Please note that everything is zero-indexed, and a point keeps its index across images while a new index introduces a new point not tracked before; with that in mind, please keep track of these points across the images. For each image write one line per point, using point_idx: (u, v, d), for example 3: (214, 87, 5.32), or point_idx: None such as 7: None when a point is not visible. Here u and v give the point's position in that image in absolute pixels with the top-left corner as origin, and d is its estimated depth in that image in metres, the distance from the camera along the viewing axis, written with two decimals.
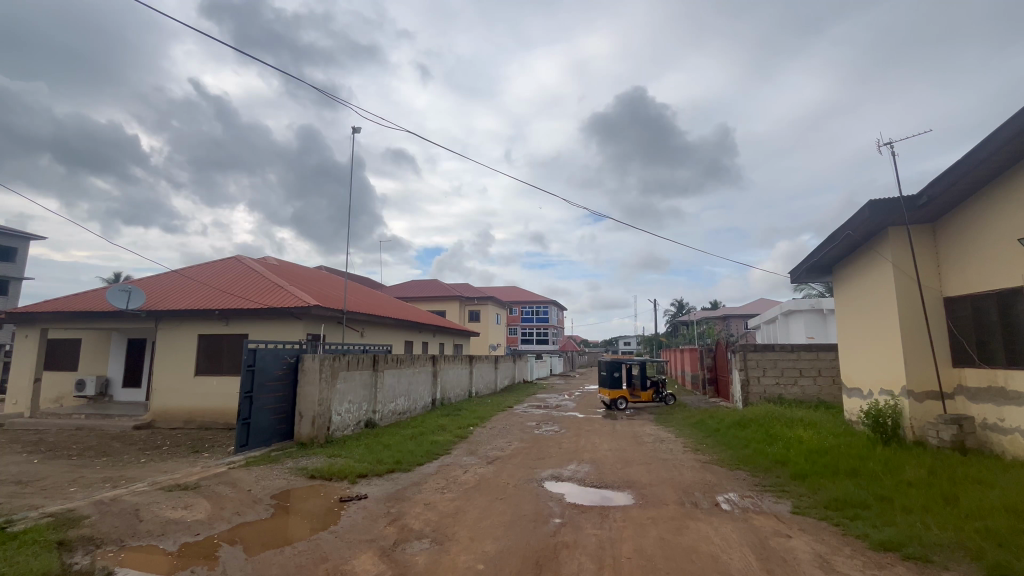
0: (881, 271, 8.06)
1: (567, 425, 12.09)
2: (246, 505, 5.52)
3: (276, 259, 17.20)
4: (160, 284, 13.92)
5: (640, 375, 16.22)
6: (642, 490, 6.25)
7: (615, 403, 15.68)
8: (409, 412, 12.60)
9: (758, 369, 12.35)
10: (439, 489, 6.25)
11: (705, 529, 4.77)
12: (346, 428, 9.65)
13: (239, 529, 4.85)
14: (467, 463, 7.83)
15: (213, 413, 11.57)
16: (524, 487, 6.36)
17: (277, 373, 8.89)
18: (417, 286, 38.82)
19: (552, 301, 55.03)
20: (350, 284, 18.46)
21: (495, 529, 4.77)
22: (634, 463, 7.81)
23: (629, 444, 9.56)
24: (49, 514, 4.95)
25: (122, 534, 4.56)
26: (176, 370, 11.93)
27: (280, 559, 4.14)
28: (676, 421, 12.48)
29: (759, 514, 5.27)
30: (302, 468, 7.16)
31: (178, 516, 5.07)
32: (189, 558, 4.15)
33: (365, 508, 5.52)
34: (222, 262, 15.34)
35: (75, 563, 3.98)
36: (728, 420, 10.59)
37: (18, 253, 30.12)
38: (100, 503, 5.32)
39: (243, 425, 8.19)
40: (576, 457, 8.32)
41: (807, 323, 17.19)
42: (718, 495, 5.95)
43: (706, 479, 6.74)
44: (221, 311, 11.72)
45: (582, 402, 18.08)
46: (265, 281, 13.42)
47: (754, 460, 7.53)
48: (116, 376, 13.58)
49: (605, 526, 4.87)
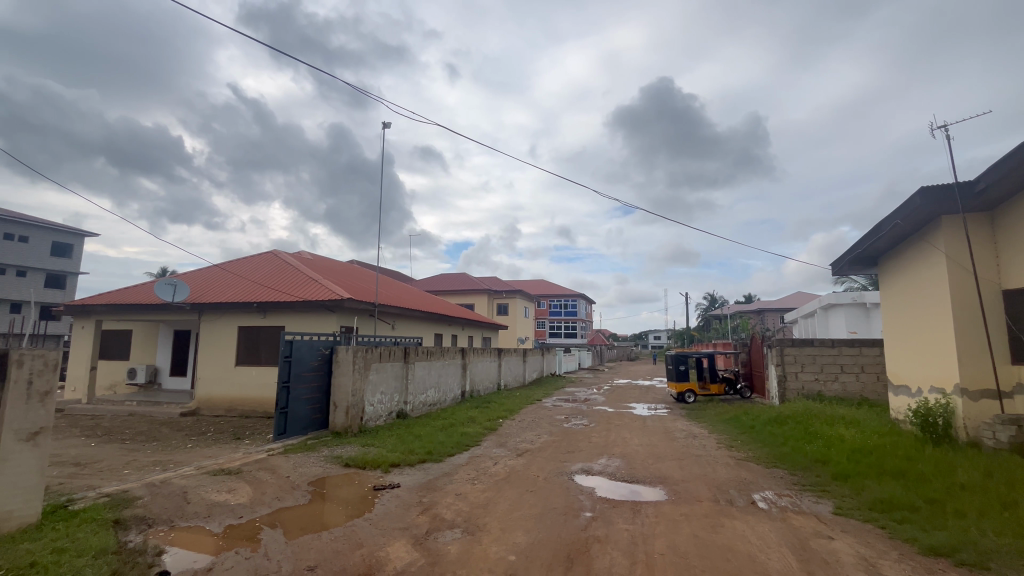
0: (933, 262, 7.62)
1: (597, 419, 12.01)
2: (285, 491, 5.73)
3: (310, 254, 17.65)
4: (203, 278, 14.53)
5: (709, 367, 15.94)
6: (674, 486, 6.15)
7: (682, 397, 15.70)
8: (440, 404, 12.80)
9: (796, 364, 12.00)
10: (470, 480, 6.34)
11: (743, 529, 4.63)
12: (378, 418, 9.88)
13: (278, 513, 5.03)
14: (497, 454, 7.90)
15: (252, 403, 12.02)
16: (554, 481, 6.33)
17: (312, 363, 9.13)
18: (446, 279, 39.35)
19: (580, 295, 54.76)
20: (382, 278, 18.88)
21: (525, 521, 4.78)
22: (665, 458, 7.70)
23: (660, 439, 9.39)
24: (105, 494, 5.26)
25: (172, 515, 4.80)
26: (218, 360, 12.44)
27: (318, 544, 4.27)
28: (708, 417, 12.23)
29: (798, 514, 5.10)
30: (338, 456, 7.37)
31: (222, 499, 5.30)
32: (233, 540, 4.33)
33: (397, 497, 5.63)
34: (259, 256, 15.90)
35: (129, 540, 4.22)
36: (764, 416, 10.28)
37: (75, 250, 31.96)
38: (151, 485, 5.61)
39: (282, 414, 8.48)
40: (606, 451, 8.27)
41: (848, 317, 16.49)
42: (753, 493, 5.80)
43: (741, 477, 6.56)
44: (259, 305, 12.15)
45: (612, 396, 17.93)
46: (300, 275, 13.83)
47: (792, 459, 7.27)
48: (164, 365, 14.31)
49: (636, 521, 4.81)
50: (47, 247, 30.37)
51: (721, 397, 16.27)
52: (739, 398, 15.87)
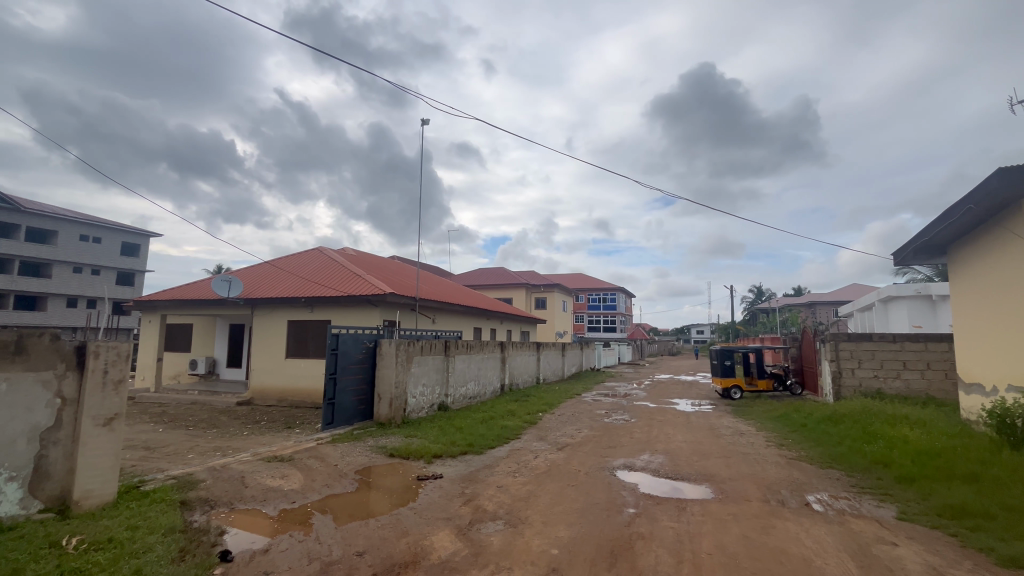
0: (1011, 250, 7.00)
1: (638, 414, 11.80)
2: (333, 478, 5.95)
3: (353, 251, 18.20)
4: (255, 275, 15.26)
5: (757, 362, 15.34)
6: (721, 484, 5.96)
7: (728, 393, 15.17)
8: (480, 397, 12.95)
9: (852, 360, 11.35)
10: (511, 473, 6.38)
11: (796, 531, 4.42)
12: (420, 410, 10.09)
13: (328, 500, 5.24)
14: (538, 448, 7.90)
15: (301, 394, 12.55)
16: (596, 476, 6.27)
17: (358, 356, 9.41)
18: (485, 274, 39.65)
19: (620, 288, 53.82)
20: (422, 273, 19.25)
21: (567, 515, 4.76)
22: (711, 456, 7.46)
23: (705, 436, 9.13)
24: (172, 477, 5.64)
25: (231, 498, 5.09)
26: (270, 353, 13.06)
27: (366, 531, 4.40)
28: (756, 414, 11.77)
29: (857, 517, 4.82)
30: (382, 447, 7.59)
31: (276, 485, 5.57)
32: (287, 523, 4.54)
33: (440, 488, 5.73)
34: (306, 253, 16.54)
35: (195, 520, 4.50)
36: (817, 414, 9.77)
37: (142, 249, 34.41)
38: (213, 470, 5.97)
39: (329, 405, 8.80)
40: (649, 447, 8.10)
41: (911, 311, 15.41)
42: (806, 494, 5.54)
43: (793, 477, 6.28)
44: (307, 300, 12.64)
45: (654, 391, 17.55)
46: (344, 270, 14.30)
47: (850, 460, 6.87)
48: (222, 357, 15.16)
49: (682, 519, 4.69)
50: (117, 247, 32.76)
51: (769, 394, 15.62)
52: (789, 395, 15.18)
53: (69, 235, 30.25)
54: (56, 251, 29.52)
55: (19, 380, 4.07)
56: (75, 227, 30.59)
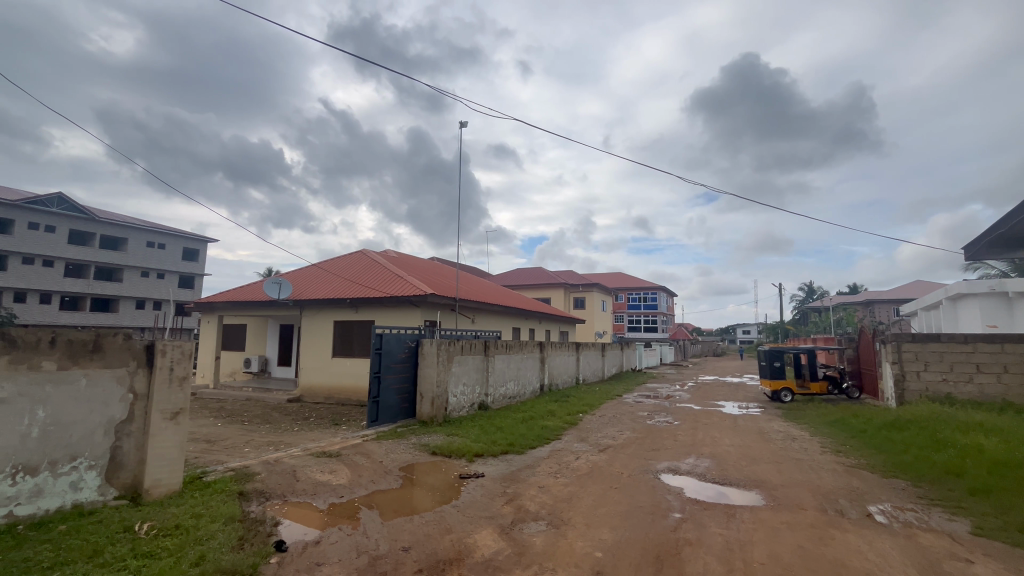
0: None
1: (683, 417, 11.47)
2: (379, 475, 6.11)
3: (395, 252, 18.66)
4: (303, 277, 15.91)
5: (809, 363, 14.58)
6: (773, 491, 5.70)
7: (777, 395, 14.50)
8: (520, 397, 12.98)
9: (917, 362, 10.60)
10: (553, 473, 6.34)
11: (857, 543, 4.17)
12: (461, 409, 10.23)
13: (373, 495, 5.38)
14: (579, 449, 7.83)
15: (347, 392, 12.97)
16: (639, 479, 6.14)
17: (401, 355, 9.63)
18: (522, 274, 39.69)
19: (661, 287, 52.57)
20: (461, 274, 19.51)
21: (610, 518, 4.68)
22: (760, 461, 7.16)
23: (754, 440, 8.76)
24: (230, 469, 5.97)
25: (285, 490, 5.33)
26: (317, 352, 13.58)
27: (411, 527, 4.50)
28: (810, 418, 11.19)
29: (926, 531, 4.49)
30: (425, 444, 7.73)
31: (325, 479, 5.78)
32: (336, 517, 4.70)
33: (482, 486, 5.78)
34: (351, 256, 17.09)
35: (252, 511, 4.74)
36: (878, 420, 9.19)
37: (201, 254, 36.59)
38: (267, 463, 6.27)
39: (374, 403, 9.06)
40: (694, 450, 7.87)
41: (984, 309, 14.23)
42: (868, 504, 5.21)
43: (853, 485, 5.92)
44: (352, 301, 13.07)
45: (698, 393, 17.03)
46: (387, 272, 14.68)
47: (916, 469, 6.42)
48: (273, 355, 15.89)
49: (731, 526, 4.52)
50: (179, 252, 34.95)
51: (823, 397, 14.81)
52: (846, 398, 14.33)
53: (137, 241, 32.60)
54: (126, 257, 31.88)
55: (97, 376, 4.41)
56: (141, 234, 32.89)
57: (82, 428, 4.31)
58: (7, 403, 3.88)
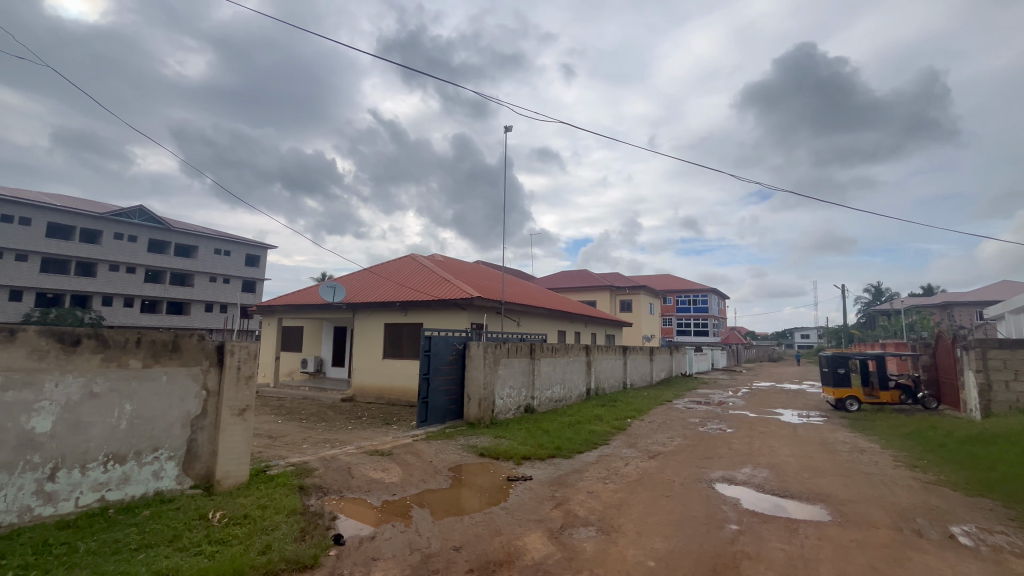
0: None
1: (738, 425, 10.98)
2: (429, 474, 6.25)
3: (442, 257, 19.05)
4: (356, 281, 16.54)
5: (878, 371, 13.57)
6: (839, 506, 5.36)
7: (842, 405, 13.57)
8: (566, 400, 12.90)
9: (1006, 371, 9.65)
10: (602, 479, 6.25)
11: (937, 565, 3.85)
12: (508, 412, 10.30)
13: (424, 494, 5.52)
14: (628, 455, 7.66)
15: (397, 392, 13.35)
16: (692, 487, 5.94)
17: (449, 357, 9.80)
18: (567, 276, 39.42)
19: (712, 289, 50.65)
20: (506, 277, 19.64)
21: (662, 527, 4.56)
22: (824, 474, 6.75)
23: (817, 451, 8.26)
24: (291, 464, 6.29)
25: (341, 486, 5.56)
26: (369, 353, 14.08)
27: (461, 527, 4.57)
28: (880, 429, 10.42)
29: (1018, 556, 4.08)
30: (473, 446, 7.83)
31: (378, 477, 5.99)
32: (389, 514, 4.85)
33: (530, 489, 5.78)
34: (400, 260, 17.60)
35: (312, 504, 4.97)
36: (960, 434, 8.42)
37: (262, 260, 38.91)
38: (324, 459, 6.55)
39: (423, 404, 9.28)
40: (751, 460, 7.52)
41: None
42: (950, 525, 4.79)
43: (932, 504, 5.46)
44: (401, 304, 13.46)
45: (753, 400, 16.25)
46: (434, 276, 15.02)
47: (1006, 489, 5.83)
48: (328, 356, 16.61)
49: (794, 541, 4.28)
50: (243, 258, 37.30)
51: (895, 407, 13.74)
52: (921, 409, 13.22)
53: (206, 249, 35.16)
54: (197, 263, 34.44)
55: (176, 373, 4.77)
56: (210, 242, 35.44)
57: (163, 421, 4.67)
58: (100, 397, 4.28)
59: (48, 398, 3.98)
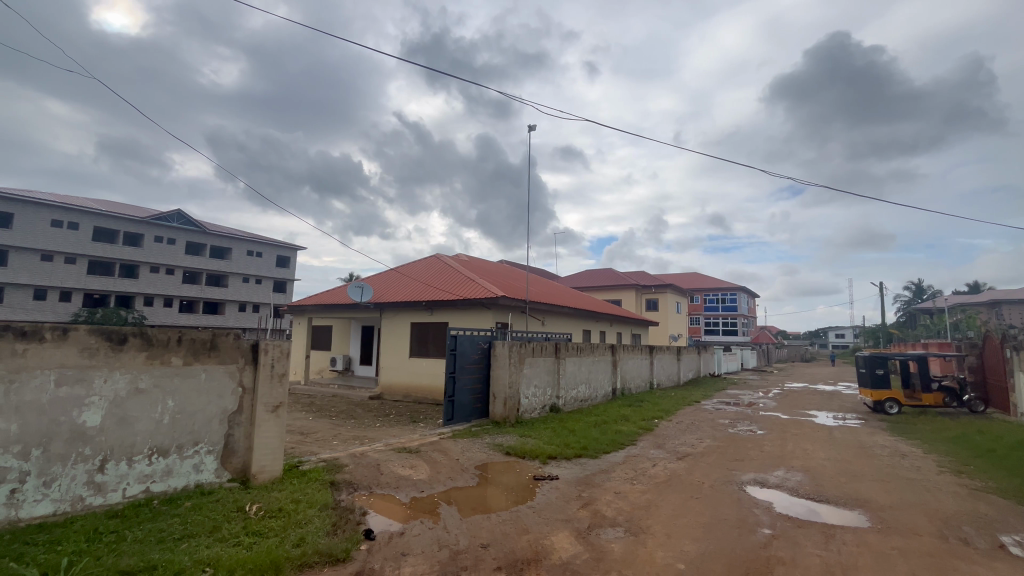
0: None
1: (769, 427, 10.68)
2: (456, 472, 6.31)
3: (466, 256, 19.18)
4: (383, 281, 16.83)
5: (919, 372, 12.96)
6: (879, 512, 5.15)
7: (881, 407, 13.03)
8: (591, 400, 12.80)
9: None
10: (629, 480, 6.18)
11: None
12: (533, 411, 10.30)
13: (451, 492, 5.58)
14: (656, 456, 7.56)
15: (423, 390, 13.52)
16: (723, 490, 5.82)
17: (474, 356, 9.86)
18: (591, 275, 39.11)
19: (741, 287, 49.42)
20: (530, 276, 19.63)
21: (692, 529, 4.48)
22: (862, 478, 6.51)
23: (854, 455, 7.96)
24: (322, 459, 6.46)
25: (370, 482, 5.67)
26: (396, 352, 14.30)
27: (488, 525, 4.60)
28: (922, 433, 9.96)
29: None
30: (499, 444, 7.86)
31: (406, 473, 6.08)
32: (417, 511, 4.92)
33: (557, 489, 5.77)
34: (425, 260, 17.81)
35: (342, 499, 5.10)
36: (1011, 439, 7.97)
37: (293, 261, 40.00)
38: (354, 456, 6.70)
39: (449, 402, 9.37)
40: (784, 463, 7.30)
41: None
42: (999, 534, 4.55)
43: (980, 512, 5.19)
44: (427, 304, 13.62)
45: (785, 402, 15.79)
46: (459, 275, 15.14)
47: None
48: (356, 355, 16.94)
49: (830, 547, 4.15)
50: (274, 259, 38.40)
51: (938, 410, 13.10)
52: (967, 412, 12.58)
53: (240, 250, 36.36)
54: (231, 265, 35.64)
55: (214, 370, 4.95)
56: (243, 244, 36.63)
57: (202, 416, 4.87)
58: (145, 393, 4.48)
59: (98, 394, 4.20)
